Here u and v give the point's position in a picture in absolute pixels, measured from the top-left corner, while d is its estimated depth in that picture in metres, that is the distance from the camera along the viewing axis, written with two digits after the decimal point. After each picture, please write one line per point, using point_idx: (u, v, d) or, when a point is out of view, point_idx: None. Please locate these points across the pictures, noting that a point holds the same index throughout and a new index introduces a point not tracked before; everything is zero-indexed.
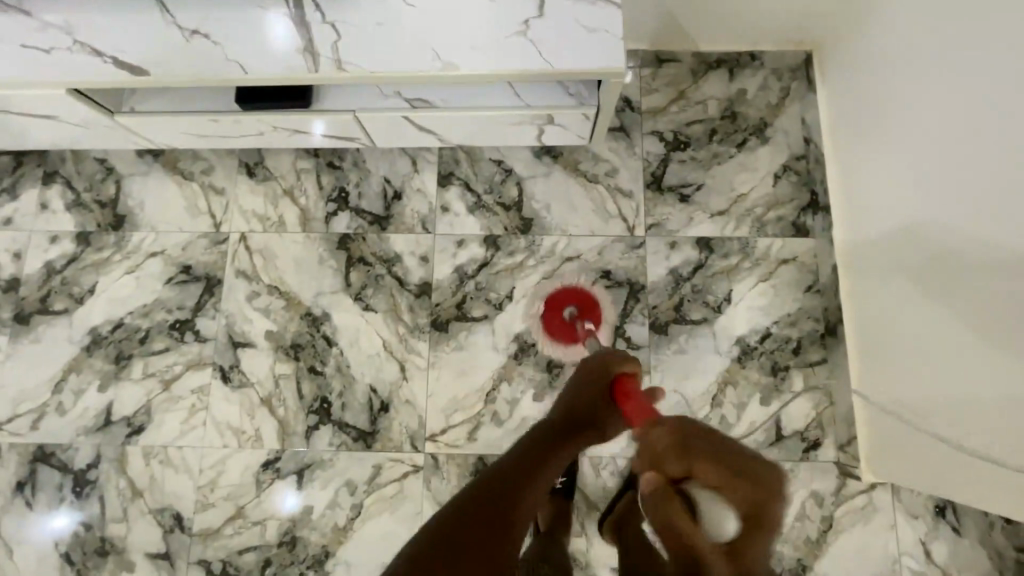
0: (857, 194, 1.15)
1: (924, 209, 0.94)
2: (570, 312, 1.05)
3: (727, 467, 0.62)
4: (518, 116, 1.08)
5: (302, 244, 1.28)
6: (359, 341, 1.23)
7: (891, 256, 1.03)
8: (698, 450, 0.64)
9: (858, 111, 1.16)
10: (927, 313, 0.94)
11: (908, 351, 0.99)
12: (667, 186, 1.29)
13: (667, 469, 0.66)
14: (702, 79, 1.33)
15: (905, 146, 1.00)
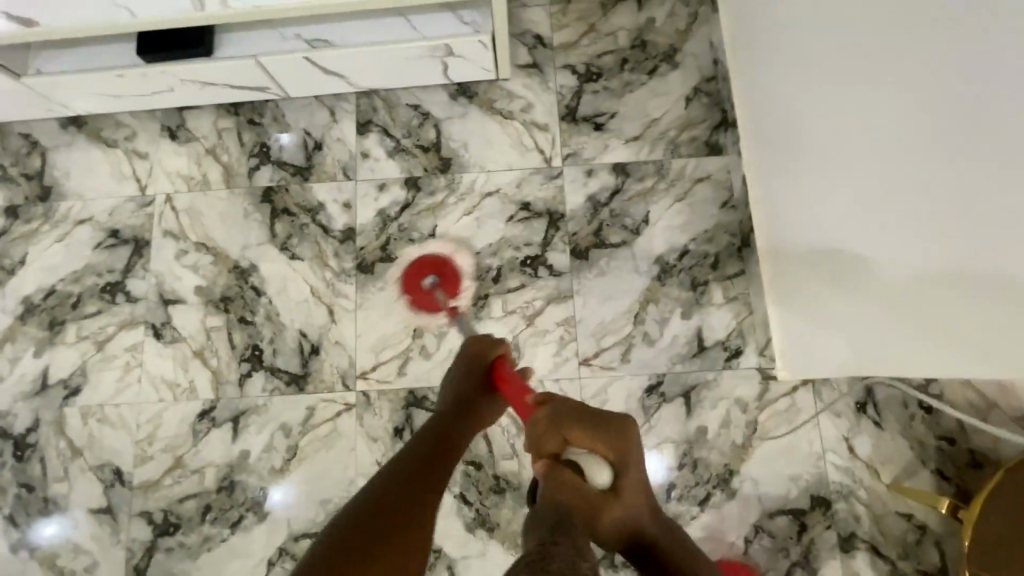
0: (772, 125, 1.09)
1: (853, 178, 0.86)
2: (429, 279, 1.18)
3: (590, 423, 0.65)
4: (416, 48, 1.10)
5: (226, 200, 1.30)
6: (287, 289, 1.25)
7: (809, 208, 0.98)
8: (568, 419, 0.66)
9: (764, 22, 1.10)
10: (850, 279, 0.90)
11: (826, 300, 0.96)
12: (581, 117, 1.31)
13: (547, 446, 0.65)
14: (611, 12, 1.36)
15: (838, 104, 0.87)
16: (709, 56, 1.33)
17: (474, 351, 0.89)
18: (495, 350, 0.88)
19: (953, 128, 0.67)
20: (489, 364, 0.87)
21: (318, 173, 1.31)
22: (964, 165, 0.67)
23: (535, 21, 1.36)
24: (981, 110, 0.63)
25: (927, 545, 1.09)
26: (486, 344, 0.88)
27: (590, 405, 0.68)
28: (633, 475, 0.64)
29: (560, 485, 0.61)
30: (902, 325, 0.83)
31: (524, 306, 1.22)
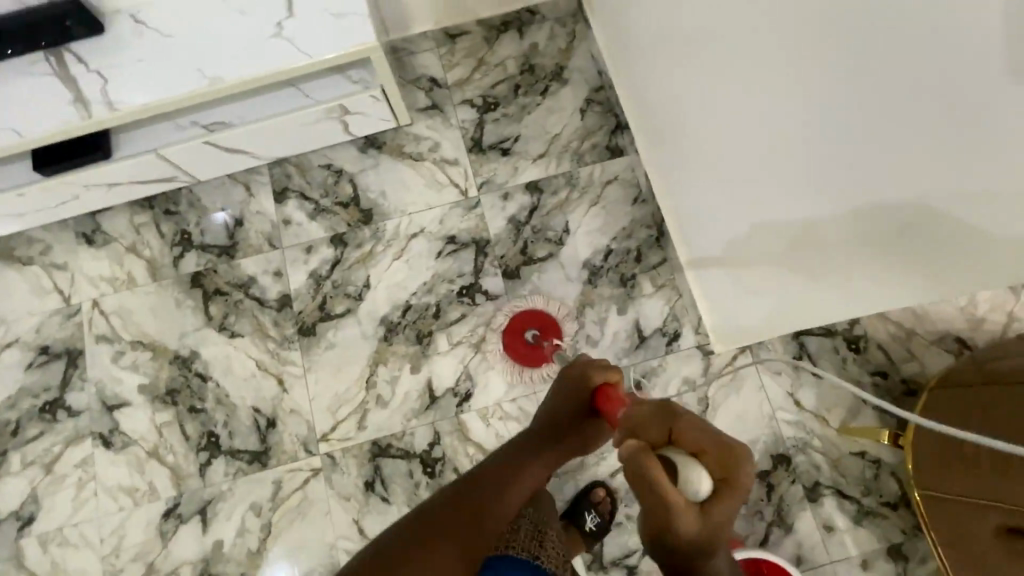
0: (666, 106, 1.12)
1: (772, 152, 0.82)
2: (531, 333, 1.21)
3: (708, 441, 0.58)
4: (311, 113, 1.14)
5: (156, 293, 1.29)
6: (233, 368, 1.25)
7: (727, 175, 0.96)
8: (682, 416, 0.60)
9: (632, 32, 1.19)
10: (771, 245, 0.90)
11: (745, 261, 0.99)
12: (488, 145, 1.37)
13: (648, 430, 0.62)
14: (496, 43, 1.43)
15: (763, 67, 0.77)
16: (593, 68, 1.41)
17: (585, 370, 0.79)
18: (606, 375, 0.76)
19: (867, 132, 0.63)
20: (594, 391, 0.77)
21: (242, 248, 1.32)
22: (878, 170, 0.64)
23: (426, 65, 1.42)
24: (897, 125, 0.59)
25: (884, 477, 1.15)
26: (602, 365, 0.78)
27: (711, 423, 0.59)
28: (729, 505, 0.56)
29: (645, 476, 0.56)
30: (816, 292, 0.87)
31: (469, 335, 1.25)
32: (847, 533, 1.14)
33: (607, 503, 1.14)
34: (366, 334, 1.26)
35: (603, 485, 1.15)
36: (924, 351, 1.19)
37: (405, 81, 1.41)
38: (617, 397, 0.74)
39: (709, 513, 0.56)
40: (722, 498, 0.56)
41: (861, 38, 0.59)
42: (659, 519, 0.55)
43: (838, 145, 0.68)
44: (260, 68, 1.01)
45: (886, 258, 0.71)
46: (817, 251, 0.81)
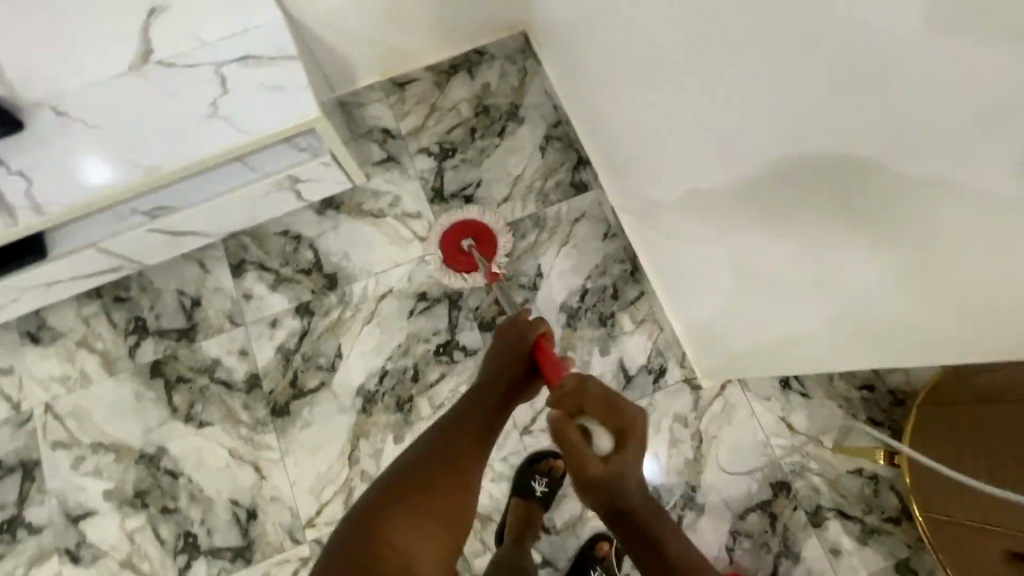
0: (627, 142, 1.08)
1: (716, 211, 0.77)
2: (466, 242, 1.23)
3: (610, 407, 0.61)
4: (258, 187, 1.08)
5: (114, 389, 1.21)
6: (205, 461, 1.17)
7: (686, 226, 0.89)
8: (591, 383, 0.64)
9: (584, 67, 1.15)
10: (727, 283, 0.86)
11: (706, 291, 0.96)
12: (450, 194, 1.33)
13: (561, 397, 0.65)
14: (447, 88, 1.39)
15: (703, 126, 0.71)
16: (548, 104, 1.39)
17: (514, 328, 0.79)
18: (537, 330, 0.78)
19: (827, 189, 0.57)
20: (531, 347, 0.78)
21: (202, 330, 1.24)
22: (848, 228, 0.59)
23: (377, 116, 1.37)
24: (879, 175, 0.51)
25: (884, 492, 1.14)
26: (526, 322, 0.79)
27: (616, 393, 0.62)
28: (632, 456, 0.58)
29: (561, 431, 0.60)
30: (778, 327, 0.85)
31: (451, 395, 1.21)
32: (854, 555, 1.12)
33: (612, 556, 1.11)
34: (343, 407, 1.20)
35: (607, 538, 1.12)
36: None
37: (357, 135, 1.36)
38: (553, 359, 0.75)
39: (615, 462, 0.58)
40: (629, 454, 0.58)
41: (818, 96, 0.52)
42: (574, 462, 0.59)
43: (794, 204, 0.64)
44: (197, 152, 0.95)
45: (845, 316, 0.70)
46: (775, 298, 0.79)
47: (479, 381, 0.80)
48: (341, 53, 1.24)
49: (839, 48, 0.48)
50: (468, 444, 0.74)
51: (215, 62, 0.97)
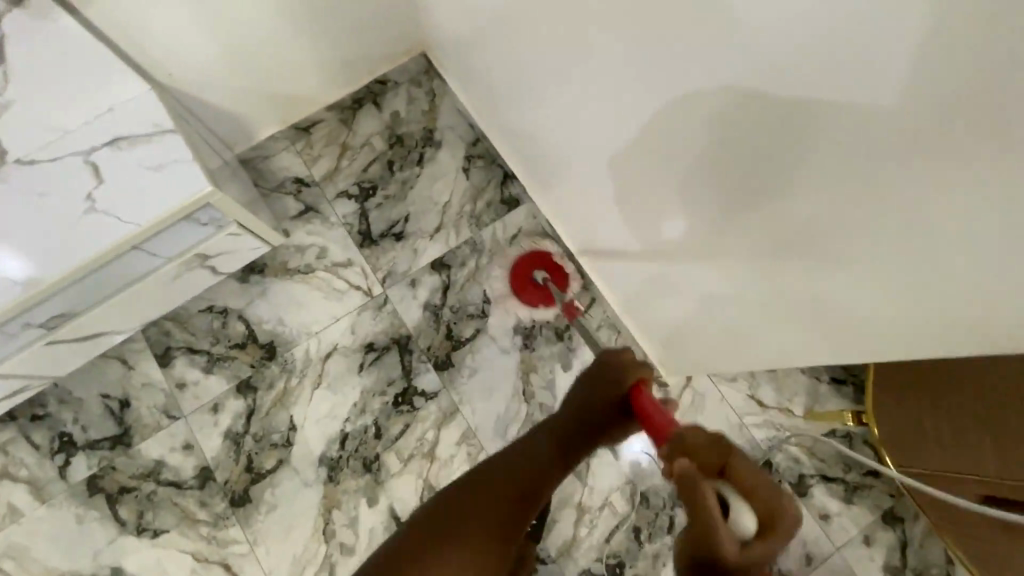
0: (552, 145, 1.03)
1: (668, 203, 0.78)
2: (540, 275, 1.23)
3: (766, 504, 0.44)
4: (164, 274, 1.00)
5: (49, 517, 1.10)
6: (168, 572, 1.08)
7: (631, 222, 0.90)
8: (732, 443, 0.47)
9: (491, 80, 1.12)
10: (695, 252, 0.81)
11: (673, 270, 0.90)
12: (379, 234, 1.26)
13: (691, 455, 0.48)
14: (354, 123, 1.32)
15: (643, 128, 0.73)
16: (462, 122, 1.34)
17: (609, 361, 0.64)
18: (636, 370, 0.62)
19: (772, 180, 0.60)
20: (626, 391, 0.62)
21: (138, 432, 1.14)
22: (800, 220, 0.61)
23: (287, 166, 1.29)
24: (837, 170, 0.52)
25: (859, 448, 1.16)
26: (624, 359, 0.63)
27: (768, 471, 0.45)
28: (776, 557, 0.43)
29: (691, 502, 0.44)
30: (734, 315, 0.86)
31: (419, 446, 1.15)
32: (843, 516, 1.13)
33: None
34: (307, 481, 1.13)
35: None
36: None
37: (268, 191, 1.27)
38: (651, 397, 0.60)
39: (752, 562, 0.42)
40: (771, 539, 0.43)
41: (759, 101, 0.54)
42: (692, 550, 0.43)
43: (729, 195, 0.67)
44: (81, 253, 0.86)
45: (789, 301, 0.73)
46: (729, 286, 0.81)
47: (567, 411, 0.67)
48: (232, 108, 1.17)
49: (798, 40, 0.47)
50: (534, 484, 0.68)
51: (85, 149, 0.88)
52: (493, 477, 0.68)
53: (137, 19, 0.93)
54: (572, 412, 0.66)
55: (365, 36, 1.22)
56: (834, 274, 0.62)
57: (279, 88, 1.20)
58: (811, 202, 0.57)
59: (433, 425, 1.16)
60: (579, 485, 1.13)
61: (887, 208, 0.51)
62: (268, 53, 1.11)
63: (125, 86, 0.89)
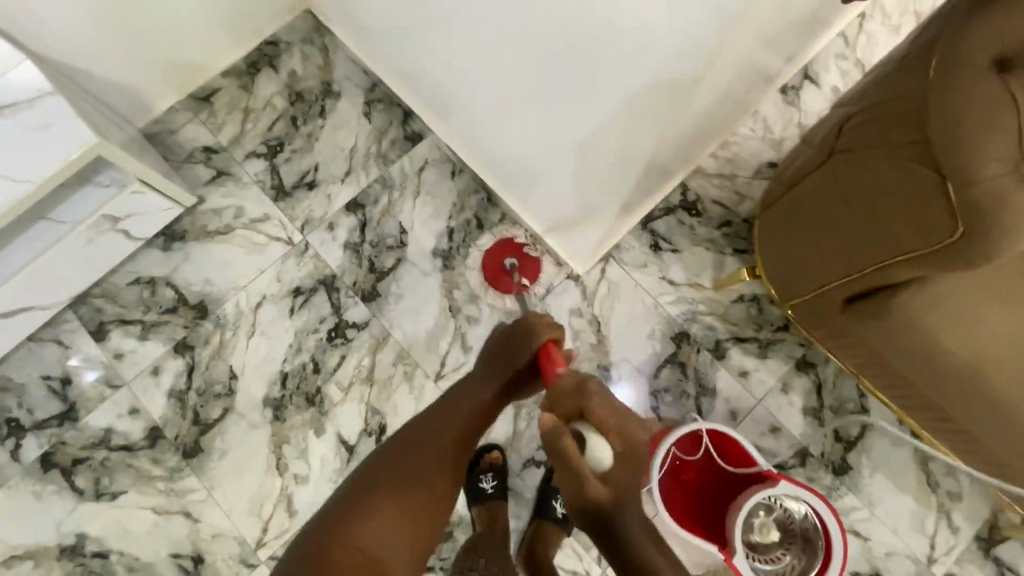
0: (426, 71, 1.15)
1: (500, 113, 1.04)
2: (510, 261, 1.25)
3: (612, 417, 0.67)
4: (74, 239, 1.03)
5: (8, 497, 1.13)
6: (133, 528, 1.13)
7: (495, 136, 1.12)
8: (595, 396, 0.69)
9: (367, 18, 1.18)
10: (527, 155, 1.08)
11: (525, 174, 1.13)
12: (291, 187, 1.31)
13: (567, 407, 0.70)
14: (253, 86, 1.36)
15: (465, 62, 1.02)
16: (357, 71, 1.38)
17: (526, 332, 0.79)
18: (549, 335, 0.77)
19: (528, 74, 0.91)
20: (535, 351, 0.78)
21: (83, 405, 1.18)
22: (554, 98, 0.90)
23: (192, 135, 1.33)
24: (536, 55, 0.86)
25: (766, 307, 1.25)
26: (540, 325, 0.78)
27: (618, 405, 0.68)
28: (619, 469, 0.65)
29: (558, 443, 0.66)
30: (569, 195, 1.07)
31: (357, 373, 1.21)
32: (760, 370, 1.22)
33: None
34: (253, 424, 1.17)
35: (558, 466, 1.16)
36: (750, 189, 1.30)
37: (178, 162, 1.31)
38: (560, 358, 0.76)
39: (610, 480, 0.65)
40: (618, 445, 0.66)
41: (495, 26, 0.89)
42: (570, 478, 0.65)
43: (522, 97, 0.96)
44: None
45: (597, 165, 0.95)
46: (556, 172, 1.05)
47: (490, 365, 0.81)
48: (122, 80, 1.19)
49: None
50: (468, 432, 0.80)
51: None
52: (431, 419, 0.80)
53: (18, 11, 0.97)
54: (495, 371, 0.80)
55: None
56: (587, 132, 0.90)
57: (170, 59, 1.24)
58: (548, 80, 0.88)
59: (368, 352, 1.22)
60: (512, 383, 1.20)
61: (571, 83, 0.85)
62: (147, 18, 1.13)
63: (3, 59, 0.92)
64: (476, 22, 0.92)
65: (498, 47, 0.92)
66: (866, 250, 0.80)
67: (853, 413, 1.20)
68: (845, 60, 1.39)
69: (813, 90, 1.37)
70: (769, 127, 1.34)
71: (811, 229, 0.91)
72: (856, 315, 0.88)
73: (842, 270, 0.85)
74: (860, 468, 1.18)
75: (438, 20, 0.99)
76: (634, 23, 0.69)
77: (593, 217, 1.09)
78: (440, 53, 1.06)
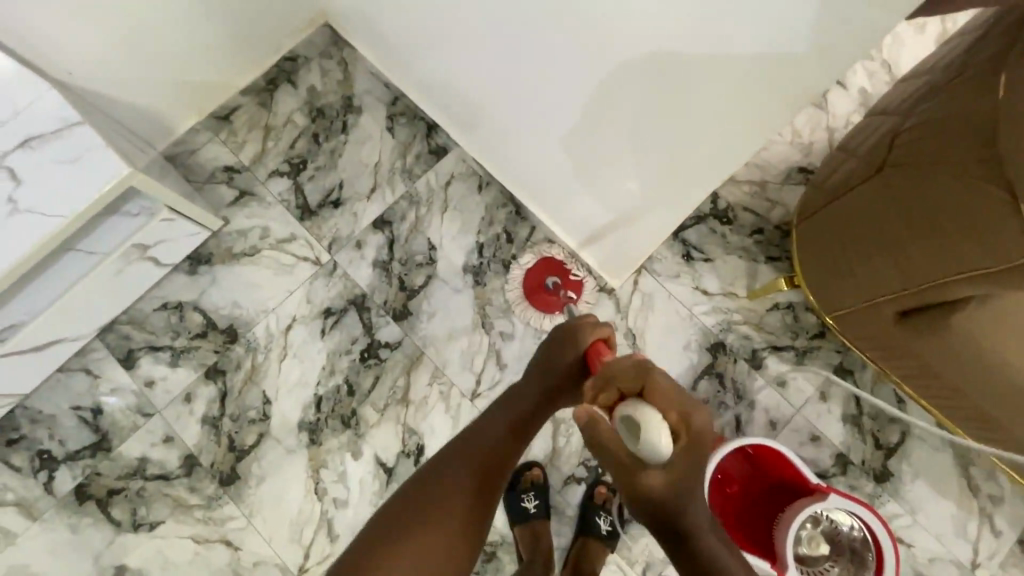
0: (452, 90, 1.14)
1: (529, 133, 1.03)
2: (552, 280, 1.22)
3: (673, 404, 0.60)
4: (105, 269, 1.01)
5: (45, 531, 1.11)
6: (173, 559, 1.12)
7: (523, 155, 1.11)
8: (655, 371, 0.62)
9: (391, 35, 1.15)
10: (559, 174, 1.06)
11: (557, 191, 1.11)
12: (316, 205, 1.29)
13: (622, 381, 0.64)
14: (273, 103, 1.34)
15: (489, 84, 1.01)
16: (377, 85, 1.36)
17: (571, 331, 0.78)
18: (593, 333, 0.76)
19: (553, 97, 0.90)
20: (586, 349, 0.76)
21: (116, 434, 1.16)
22: (583, 119, 0.89)
23: (214, 156, 1.30)
24: (560, 78, 0.86)
25: (802, 315, 1.24)
26: (584, 325, 0.77)
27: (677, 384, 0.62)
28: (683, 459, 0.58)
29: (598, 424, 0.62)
30: (603, 213, 1.05)
31: (392, 393, 1.20)
32: (797, 379, 1.21)
33: (612, 499, 1.13)
34: (289, 449, 1.16)
35: (599, 482, 1.15)
36: (780, 195, 1.29)
37: (200, 183, 1.29)
38: (605, 351, 0.75)
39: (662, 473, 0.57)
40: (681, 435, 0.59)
41: (516, 49, 0.89)
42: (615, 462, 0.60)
43: (547, 118, 0.95)
44: (17, 252, 0.88)
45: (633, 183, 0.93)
46: (589, 190, 1.03)
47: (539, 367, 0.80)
48: (144, 103, 1.17)
49: (510, 9, 0.83)
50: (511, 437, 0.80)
51: None
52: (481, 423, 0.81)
53: (47, 42, 0.96)
54: (539, 371, 0.80)
55: (264, 14, 1.23)
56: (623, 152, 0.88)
57: (190, 79, 1.21)
58: (575, 103, 0.87)
59: (402, 373, 1.21)
60: None
61: (600, 105, 0.84)
62: (166, 40, 1.10)
63: (24, 90, 0.89)
64: (495, 45, 0.92)
65: (521, 70, 0.91)
66: (917, 268, 0.79)
67: (891, 420, 1.20)
68: (872, 59, 1.37)
69: (840, 92, 1.36)
70: (797, 132, 1.32)
71: (858, 246, 0.90)
72: (912, 328, 0.88)
73: (891, 284, 0.85)
74: (901, 474, 1.17)
75: (460, 42, 0.98)
76: (643, 31, 0.69)
77: (628, 235, 1.06)
78: (466, 75, 1.05)
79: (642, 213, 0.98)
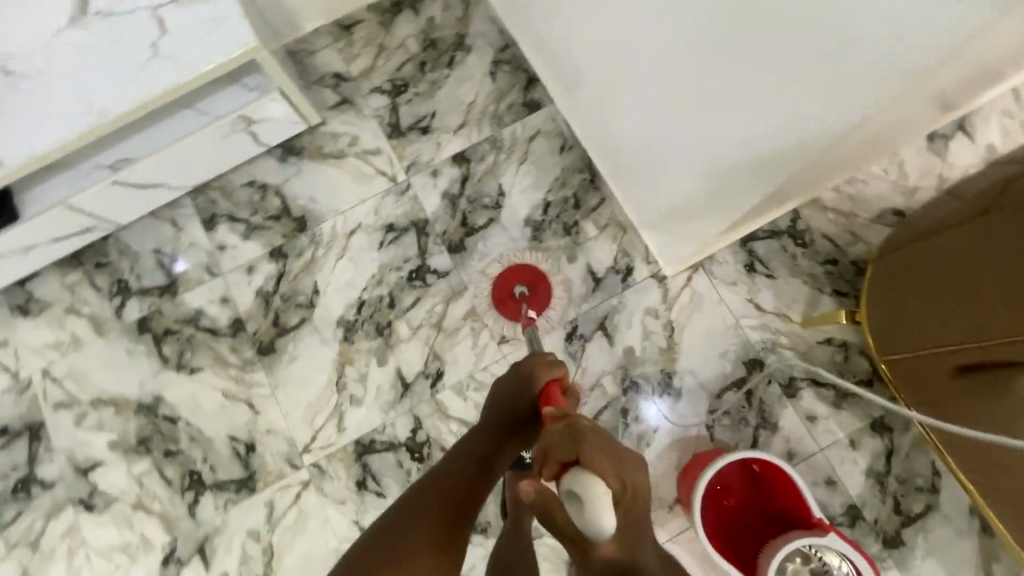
0: (558, 52, 1.17)
1: (616, 107, 1.05)
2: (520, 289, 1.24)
3: (612, 459, 0.54)
4: (215, 130, 1.11)
5: (106, 348, 1.26)
6: (201, 405, 1.23)
7: (609, 126, 1.12)
8: (584, 434, 0.55)
9: None
10: (638, 151, 1.07)
11: (633, 167, 1.12)
12: (406, 128, 1.35)
13: (554, 454, 0.56)
14: (392, 25, 1.40)
15: (589, 52, 1.04)
16: (492, 29, 1.40)
17: (525, 375, 0.77)
18: (547, 373, 0.75)
19: (643, 77, 0.91)
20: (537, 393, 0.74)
21: (183, 283, 1.28)
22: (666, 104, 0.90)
23: (327, 60, 1.39)
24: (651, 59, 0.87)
25: (853, 357, 1.18)
26: (539, 365, 0.76)
27: (611, 438, 0.56)
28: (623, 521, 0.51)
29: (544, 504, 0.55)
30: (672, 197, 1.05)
31: (428, 316, 1.25)
32: (829, 419, 1.16)
33: None
34: (324, 339, 1.25)
35: None
36: (865, 231, 1.23)
37: (310, 82, 1.38)
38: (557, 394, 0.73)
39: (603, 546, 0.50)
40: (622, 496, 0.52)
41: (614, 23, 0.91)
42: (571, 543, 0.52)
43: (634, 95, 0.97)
44: (148, 92, 0.98)
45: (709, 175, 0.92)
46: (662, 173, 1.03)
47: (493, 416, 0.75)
48: None
49: None
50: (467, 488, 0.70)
51: (150, 5, 0.99)
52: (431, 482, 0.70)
53: None
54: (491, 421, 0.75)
55: None
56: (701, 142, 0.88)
57: None
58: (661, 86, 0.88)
59: (440, 300, 1.26)
60: (572, 367, 1.21)
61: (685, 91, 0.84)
62: None
63: None
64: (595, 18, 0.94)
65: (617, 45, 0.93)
66: (995, 316, 0.75)
67: (920, 489, 1.13)
68: (1011, 116, 1.27)
69: (965, 142, 1.26)
70: (903, 172, 1.25)
71: (934, 291, 0.86)
72: (971, 386, 0.82)
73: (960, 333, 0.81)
74: (913, 547, 1.11)
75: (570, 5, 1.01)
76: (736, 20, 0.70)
77: (694, 223, 1.06)
78: (571, 39, 1.08)
79: (713, 202, 0.97)
